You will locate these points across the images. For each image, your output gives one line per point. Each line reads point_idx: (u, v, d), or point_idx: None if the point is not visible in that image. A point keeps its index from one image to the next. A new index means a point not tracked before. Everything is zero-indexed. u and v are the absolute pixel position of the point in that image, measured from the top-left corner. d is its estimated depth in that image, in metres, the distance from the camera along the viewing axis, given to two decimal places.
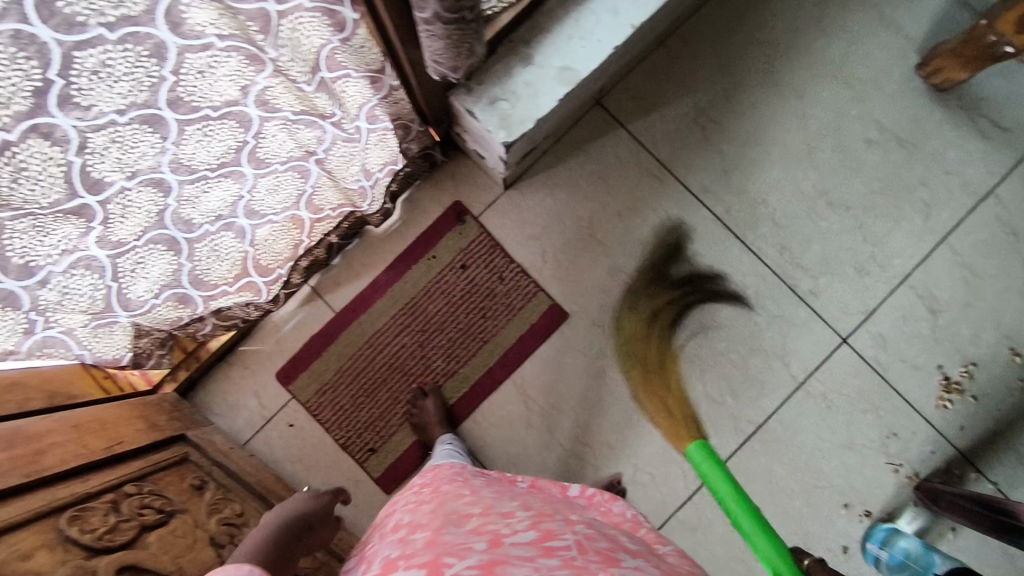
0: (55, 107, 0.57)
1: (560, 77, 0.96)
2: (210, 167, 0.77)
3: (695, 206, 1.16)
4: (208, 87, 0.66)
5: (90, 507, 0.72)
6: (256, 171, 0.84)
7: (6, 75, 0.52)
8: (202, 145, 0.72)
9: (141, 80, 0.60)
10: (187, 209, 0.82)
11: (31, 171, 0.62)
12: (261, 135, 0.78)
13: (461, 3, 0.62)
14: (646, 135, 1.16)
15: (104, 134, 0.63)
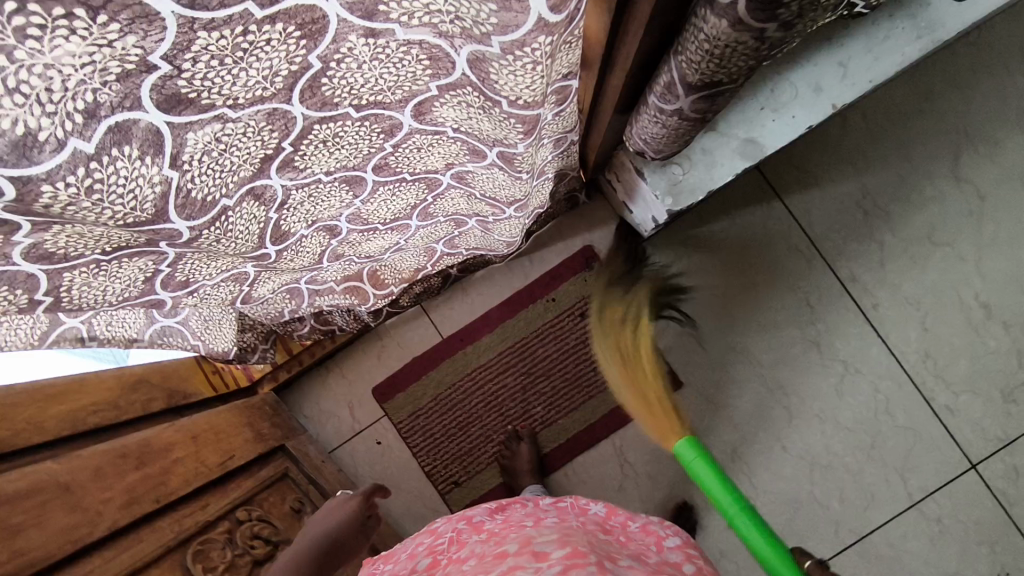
0: (275, 171, 0.59)
1: (743, 149, 0.89)
2: (387, 221, 0.80)
3: (842, 296, 1.08)
4: (419, 161, 0.70)
5: (211, 539, 0.70)
6: (418, 222, 0.86)
7: (245, 147, 0.53)
8: (388, 203, 0.76)
9: (362, 150, 0.62)
10: (349, 249, 0.84)
11: (235, 231, 0.63)
12: (440, 196, 0.81)
13: (711, 107, 0.57)
14: (803, 211, 1.09)
15: (304, 191, 0.65)
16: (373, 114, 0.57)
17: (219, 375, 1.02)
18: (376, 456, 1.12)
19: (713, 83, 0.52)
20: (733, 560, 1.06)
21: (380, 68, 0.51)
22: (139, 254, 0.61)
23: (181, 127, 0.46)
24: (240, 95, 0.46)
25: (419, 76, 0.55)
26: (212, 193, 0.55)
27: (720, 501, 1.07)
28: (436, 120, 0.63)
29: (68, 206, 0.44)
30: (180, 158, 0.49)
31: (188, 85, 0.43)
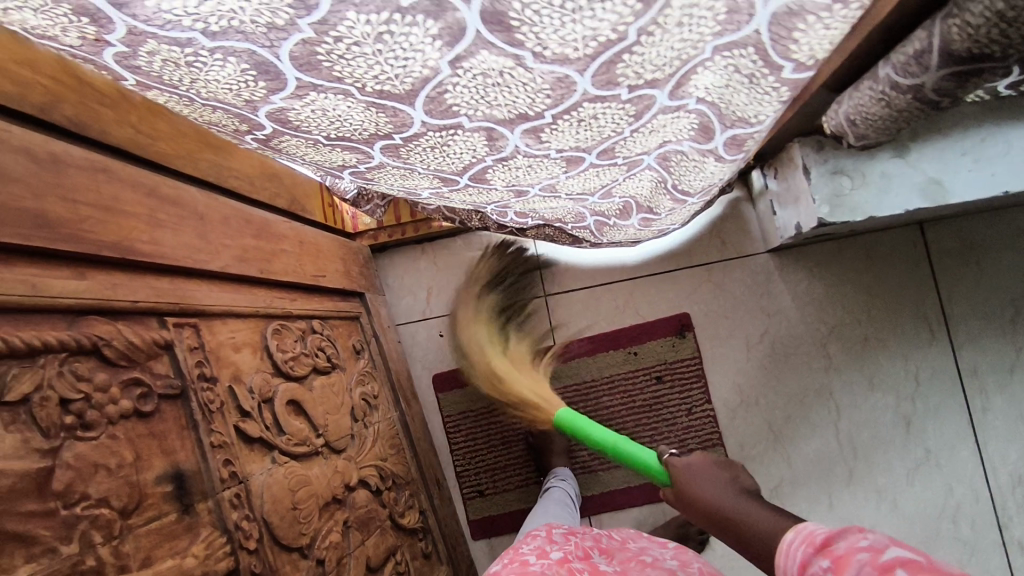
0: (520, 130, 0.53)
1: (924, 189, 0.82)
2: (579, 194, 0.70)
3: (953, 384, 1.00)
4: (638, 142, 0.60)
5: (290, 327, 0.71)
6: (602, 200, 0.74)
7: (513, 95, 0.48)
8: (587, 179, 0.65)
9: (602, 134, 0.56)
10: (518, 206, 0.74)
11: (450, 150, 0.55)
12: (635, 176, 0.68)
13: (956, 90, 0.55)
14: (948, 286, 1.01)
15: (529, 159, 0.58)
16: (641, 95, 0.51)
17: (332, 210, 1.03)
18: (433, 346, 1.11)
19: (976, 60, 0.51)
20: None
21: (676, 38, 0.46)
22: (350, 149, 0.56)
23: (478, 43, 0.42)
24: (552, 48, 0.43)
25: (705, 36, 0.47)
26: (461, 107, 0.49)
27: None
28: (685, 92, 0.53)
29: (352, 45, 0.40)
30: (461, 64, 0.43)
31: (519, 11, 0.39)
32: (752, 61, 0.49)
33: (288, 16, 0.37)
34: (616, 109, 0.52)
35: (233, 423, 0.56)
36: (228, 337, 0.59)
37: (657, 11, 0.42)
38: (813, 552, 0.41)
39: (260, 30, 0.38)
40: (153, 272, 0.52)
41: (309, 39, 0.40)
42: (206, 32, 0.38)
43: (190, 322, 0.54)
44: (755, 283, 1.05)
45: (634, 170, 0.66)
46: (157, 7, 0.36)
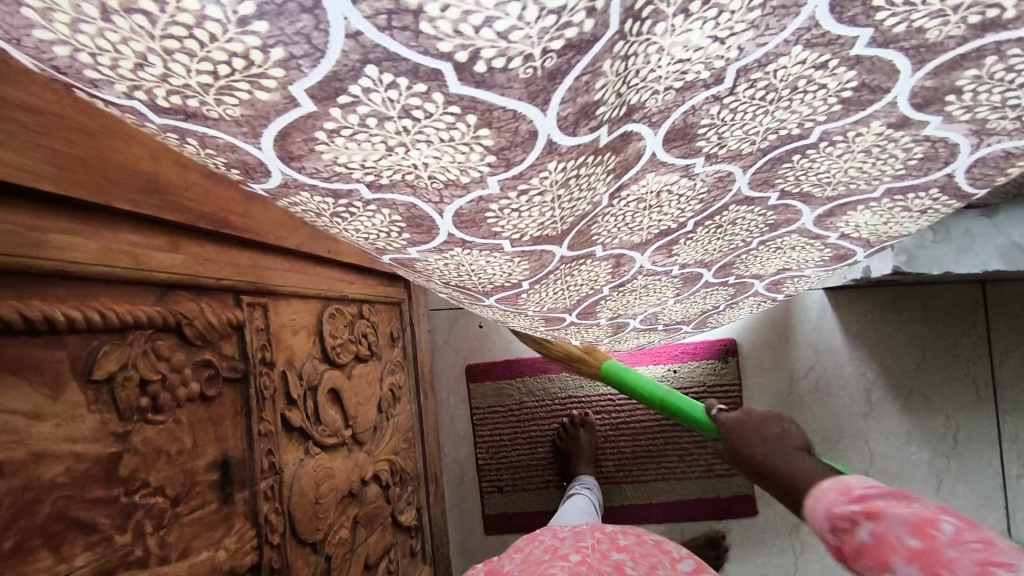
0: (652, 249, 0.50)
1: (1006, 253, 0.78)
2: (668, 321, 0.70)
3: (991, 448, 0.98)
4: (759, 263, 0.58)
5: (341, 313, 0.68)
6: (689, 327, 0.74)
7: (665, 213, 0.45)
8: (685, 303, 0.64)
9: (728, 245, 0.53)
10: (607, 338, 0.71)
11: (572, 280, 0.50)
12: (733, 305, 0.69)
13: None
14: (1003, 348, 0.98)
15: (648, 278, 0.55)
16: (788, 205, 0.48)
17: None
18: (469, 336, 1.09)
19: None
20: None
21: (857, 160, 0.43)
22: (464, 297, 0.51)
23: (649, 165, 0.39)
24: (730, 145, 0.39)
25: (885, 176, 0.45)
26: (600, 235, 0.45)
27: (758, 544, 1.02)
28: (827, 228, 0.52)
29: (533, 194, 0.35)
30: (623, 191, 0.41)
31: (709, 121, 0.36)
32: (929, 199, 0.47)
33: (480, 172, 0.32)
34: (758, 215, 0.49)
35: (279, 411, 0.53)
36: (288, 320, 0.57)
37: (857, 120, 0.39)
38: (850, 502, 0.32)
39: (436, 186, 0.32)
40: (234, 246, 0.49)
41: (486, 196, 0.34)
42: (373, 184, 0.31)
43: (260, 302, 0.51)
44: (807, 318, 1.02)
45: (740, 297, 0.66)
46: (333, 162, 0.29)
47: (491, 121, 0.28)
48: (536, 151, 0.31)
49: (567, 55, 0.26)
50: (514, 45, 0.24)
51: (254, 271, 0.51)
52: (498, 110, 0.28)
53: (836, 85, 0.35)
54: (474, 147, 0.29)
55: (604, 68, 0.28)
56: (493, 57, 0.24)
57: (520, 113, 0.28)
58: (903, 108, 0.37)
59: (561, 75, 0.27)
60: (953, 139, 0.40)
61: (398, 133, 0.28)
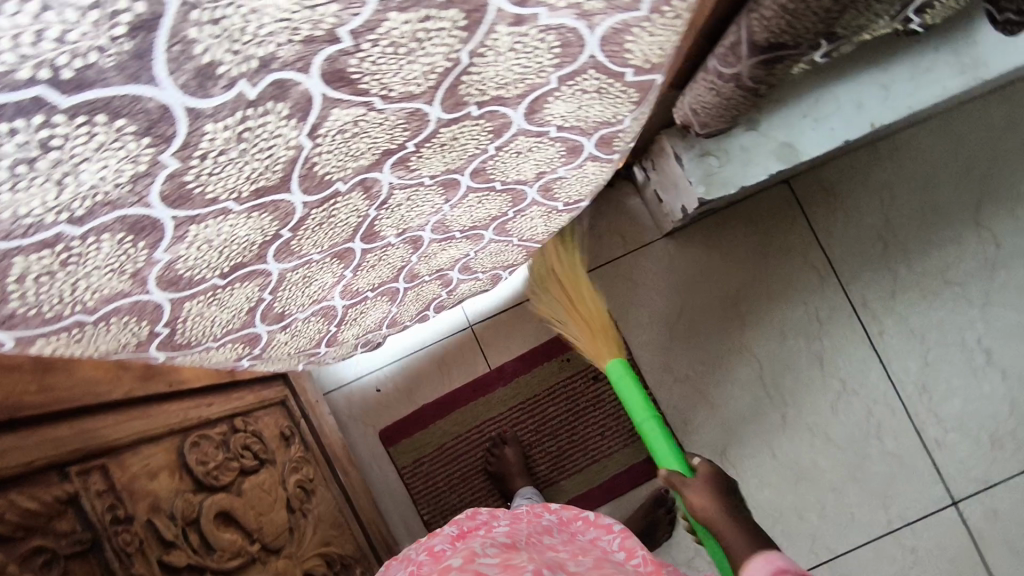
0: (388, 166, 0.49)
1: (781, 151, 0.90)
2: (466, 227, 0.66)
3: (850, 317, 1.09)
4: (514, 168, 0.59)
5: (207, 435, 0.68)
6: (494, 238, 0.72)
7: (375, 136, 0.44)
8: (473, 211, 0.63)
9: (467, 152, 0.52)
10: (422, 263, 0.69)
11: (333, 220, 0.51)
12: (522, 212, 0.68)
13: (771, 76, 0.58)
14: (825, 230, 1.10)
15: (406, 192, 0.54)
16: (491, 111, 0.48)
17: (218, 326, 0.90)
18: (371, 404, 1.10)
19: (775, 43, 0.53)
20: None
21: (513, 58, 0.43)
22: (250, 276, 0.50)
23: (326, 104, 0.38)
24: (396, 87, 0.40)
25: (545, 66, 0.45)
26: (331, 172, 0.45)
27: None
28: (547, 125, 0.54)
29: (217, 154, 0.37)
30: (318, 130, 0.40)
31: (357, 66, 0.37)
32: (596, 79, 0.50)
33: (149, 155, 0.34)
34: (472, 126, 0.49)
35: (154, 559, 0.52)
36: (140, 466, 0.56)
37: (483, 34, 0.39)
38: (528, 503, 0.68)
39: (126, 187, 0.35)
40: (46, 421, 0.49)
41: (174, 171, 0.36)
42: (72, 219, 0.34)
43: (96, 464, 0.51)
44: (662, 266, 1.10)
45: (523, 199, 0.65)
46: (14, 215, 0.31)
47: (118, 110, 0.30)
48: (183, 124, 0.33)
49: (140, 35, 0.27)
50: (77, 44, 0.26)
51: (83, 438, 0.51)
52: (115, 99, 0.30)
53: (450, 23, 0.37)
54: (124, 137, 0.32)
55: (192, 35, 0.29)
56: (68, 60, 0.27)
57: (138, 95, 0.30)
58: (508, 7, 0.38)
59: (146, 53, 0.28)
60: (570, 25, 0.42)
61: (54, 165, 0.30)
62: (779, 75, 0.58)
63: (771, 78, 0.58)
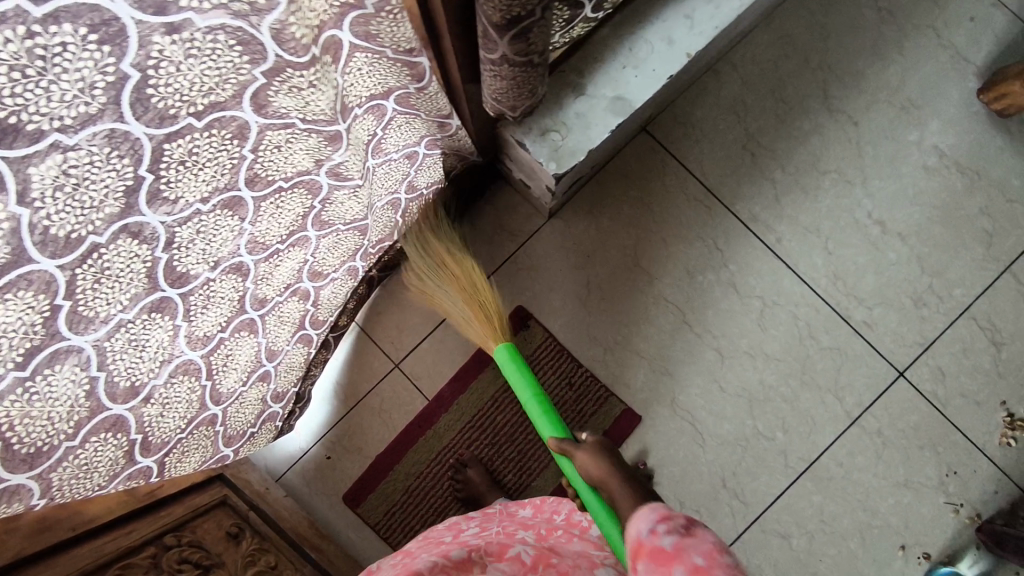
0: (145, 206, 0.52)
1: (613, 107, 0.93)
2: (280, 238, 0.70)
3: (746, 235, 1.11)
4: (285, 163, 0.62)
5: (131, 565, 0.72)
6: (319, 233, 0.77)
7: (99, 177, 0.47)
8: (273, 220, 0.67)
9: (224, 164, 0.56)
10: (265, 287, 0.74)
11: (115, 271, 0.54)
12: (328, 200, 0.73)
13: (532, 45, 0.59)
14: (694, 162, 1.12)
15: (189, 225, 0.57)
16: (216, 118, 0.51)
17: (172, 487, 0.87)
18: (327, 473, 1.09)
19: (513, 18, 0.54)
20: (693, 507, 1.08)
21: (198, 64, 0.46)
22: (56, 354, 0.55)
23: (15, 163, 0.41)
24: (65, 112, 0.41)
25: (239, 65, 0.49)
26: (75, 230, 0.48)
27: (661, 437, 1.09)
28: (278, 112, 0.56)
29: None
30: (30, 194, 0.44)
31: (5, 104, 0.38)
32: (302, 75, 0.55)
33: None
34: (208, 139, 0.52)
35: None
36: None
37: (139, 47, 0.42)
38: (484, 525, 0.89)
39: None
40: None
41: None
42: None
43: None
44: (556, 248, 1.12)
45: (312, 171, 0.67)
46: None
47: None
48: None
49: None
50: None
51: None
52: None
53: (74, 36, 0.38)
54: None
55: None
56: None
57: None
58: (149, 20, 0.41)
59: None
60: (230, 24, 0.45)
61: None
62: (537, 43, 0.60)
63: (530, 48, 0.60)
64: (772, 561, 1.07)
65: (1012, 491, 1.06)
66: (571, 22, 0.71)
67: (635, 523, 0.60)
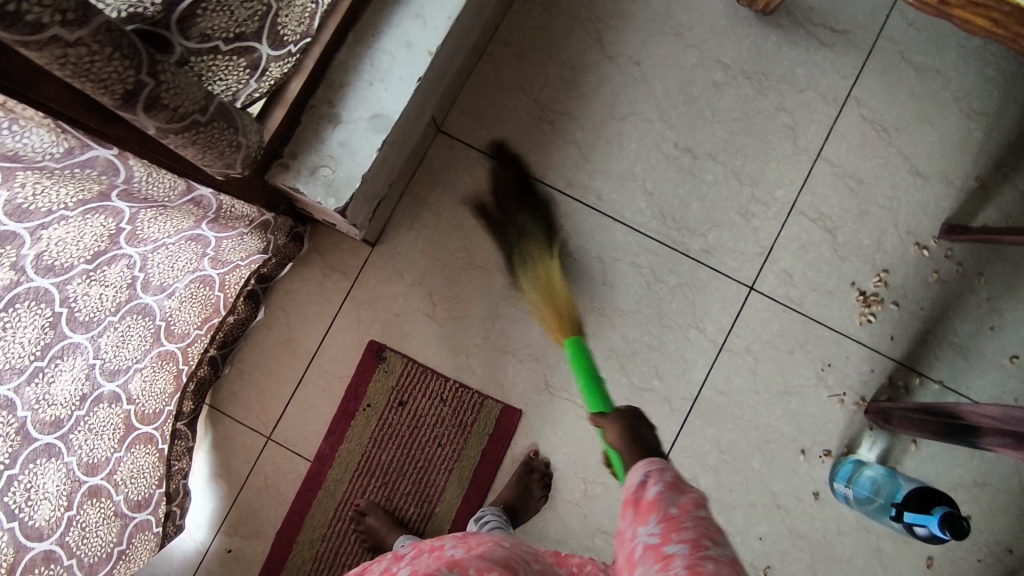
0: None
1: (374, 125, 0.91)
2: (32, 356, 0.80)
3: (567, 201, 1.11)
4: None
5: None
6: (90, 334, 0.85)
7: None
8: (6, 342, 0.78)
9: None
10: (46, 409, 0.82)
11: None
12: (74, 300, 0.82)
13: (180, 108, 0.56)
14: (496, 147, 1.12)
15: None
16: None
17: None
18: (233, 566, 1.07)
19: (125, 93, 0.50)
20: (597, 480, 1.07)
21: None
22: None
23: None
24: None
25: None
26: None
27: (547, 422, 1.08)
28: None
29: None
30: None
31: None
32: None
33: None
34: None
35: None
36: None
37: None
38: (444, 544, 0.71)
39: None
40: None
41: None
42: None
43: None
44: (390, 272, 1.11)
45: (20, 280, 0.77)
46: None
47: None
48: None
49: None
50: None
51: None
52: None
53: None
54: None
55: None
56: None
57: None
58: None
59: None
60: None
61: None
62: (184, 104, 0.56)
63: (181, 112, 0.56)
64: None
65: (887, 364, 1.08)
66: (260, 68, 0.69)
67: (630, 474, 0.62)
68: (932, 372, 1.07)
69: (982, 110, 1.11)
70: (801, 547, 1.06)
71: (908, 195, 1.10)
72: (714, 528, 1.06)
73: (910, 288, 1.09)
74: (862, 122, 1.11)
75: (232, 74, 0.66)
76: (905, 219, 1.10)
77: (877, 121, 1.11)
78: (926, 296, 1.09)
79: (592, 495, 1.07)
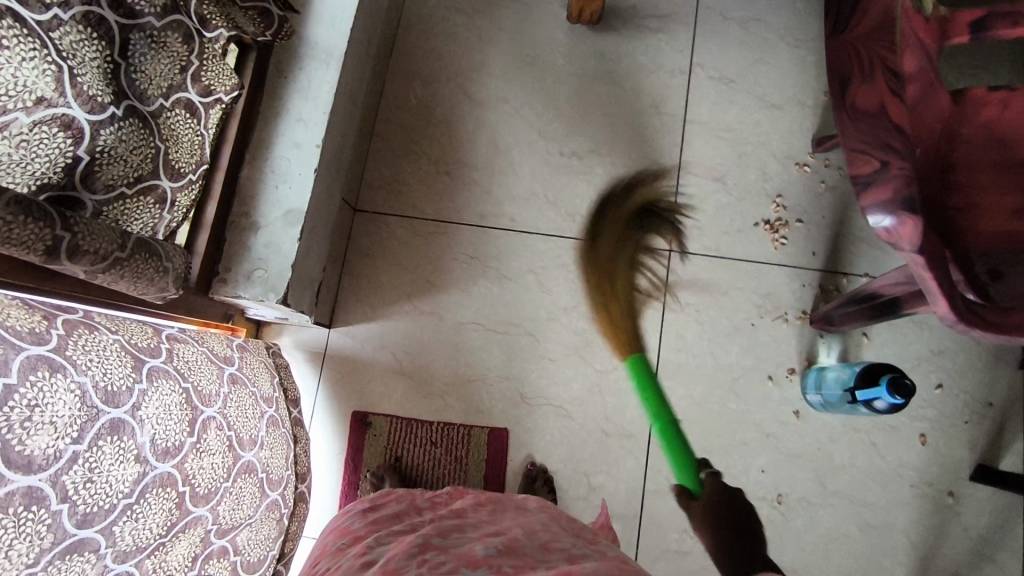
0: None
1: (289, 220, 1.02)
2: (158, 534, 0.74)
3: (486, 232, 1.22)
4: (107, 488, 0.67)
5: None
6: (210, 504, 0.81)
7: None
8: (136, 529, 0.71)
9: (37, 530, 0.61)
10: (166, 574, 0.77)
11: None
12: (189, 477, 0.78)
13: (101, 251, 0.67)
14: (410, 207, 1.24)
15: None
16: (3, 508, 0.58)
17: None
18: None
19: (47, 248, 0.61)
20: (598, 469, 1.12)
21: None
22: None
23: None
24: None
25: None
26: None
27: (533, 431, 1.14)
28: (46, 453, 0.61)
29: None
30: None
31: None
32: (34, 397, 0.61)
33: None
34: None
35: None
36: None
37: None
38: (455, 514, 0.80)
39: None
40: None
41: None
42: None
43: None
44: (352, 347, 1.19)
45: (146, 471, 0.72)
46: None
47: None
48: None
49: None
50: None
51: None
52: None
53: None
54: None
55: None
56: None
57: None
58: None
59: None
60: None
61: None
62: (103, 245, 0.67)
63: (102, 252, 0.67)
64: (685, 463, 1.11)
65: (814, 275, 1.16)
66: (169, 203, 0.81)
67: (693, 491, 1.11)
68: (855, 268, 1.16)
69: (806, 37, 1.25)
70: (803, 466, 1.10)
71: (773, 127, 1.22)
72: (717, 475, 1.10)
73: (806, 203, 1.19)
74: (710, 81, 1.25)
75: (144, 211, 0.77)
76: (780, 147, 1.21)
77: (723, 76, 1.25)
78: (823, 205, 1.19)
79: (597, 484, 1.11)
